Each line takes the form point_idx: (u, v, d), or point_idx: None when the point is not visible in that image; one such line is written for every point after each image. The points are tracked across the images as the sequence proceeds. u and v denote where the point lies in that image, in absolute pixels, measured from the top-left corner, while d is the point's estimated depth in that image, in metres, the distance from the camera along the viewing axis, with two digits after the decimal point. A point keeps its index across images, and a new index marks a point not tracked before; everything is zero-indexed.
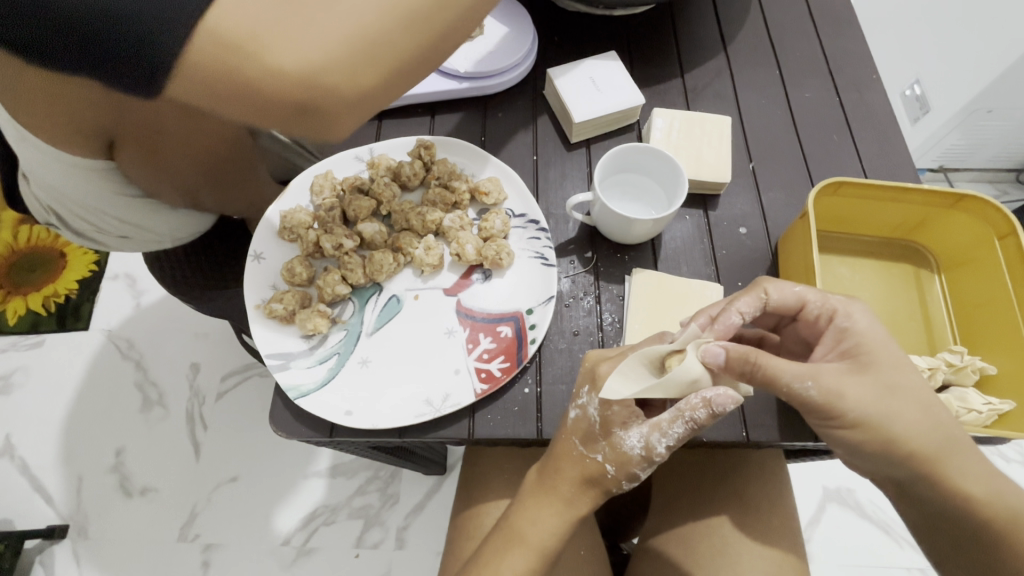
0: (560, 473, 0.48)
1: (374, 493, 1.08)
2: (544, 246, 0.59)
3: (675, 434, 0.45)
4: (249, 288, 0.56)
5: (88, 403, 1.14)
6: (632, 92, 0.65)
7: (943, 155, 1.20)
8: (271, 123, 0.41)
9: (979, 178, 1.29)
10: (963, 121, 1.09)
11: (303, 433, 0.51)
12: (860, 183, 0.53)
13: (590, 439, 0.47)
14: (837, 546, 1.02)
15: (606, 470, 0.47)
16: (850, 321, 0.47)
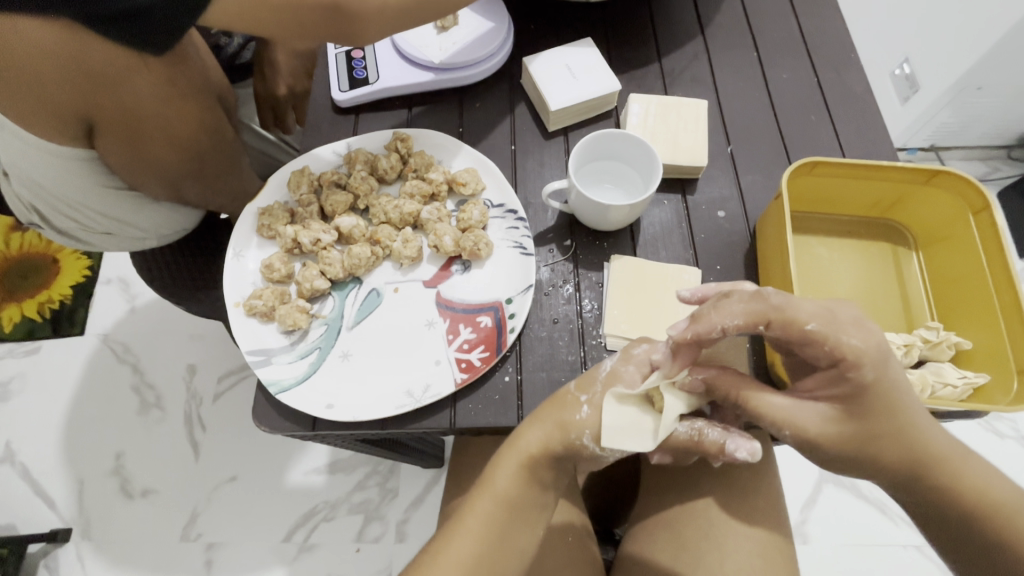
0: (541, 424, 0.48)
1: (373, 488, 1.09)
2: (522, 235, 0.59)
3: (677, 431, 0.46)
4: (229, 286, 0.56)
5: (87, 408, 1.14)
6: (608, 78, 0.65)
7: (933, 135, 1.18)
8: (309, 27, 0.55)
9: (970, 156, 1.28)
10: (952, 100, 1.05)
11: (286, 428, 0.52)
12: (833, 161, 0.53)
13: (589, 381, 0.48)
14: (834, 526, 1.03)
15: (582, 427, 0.46)
16: (857, 371, 0.40)
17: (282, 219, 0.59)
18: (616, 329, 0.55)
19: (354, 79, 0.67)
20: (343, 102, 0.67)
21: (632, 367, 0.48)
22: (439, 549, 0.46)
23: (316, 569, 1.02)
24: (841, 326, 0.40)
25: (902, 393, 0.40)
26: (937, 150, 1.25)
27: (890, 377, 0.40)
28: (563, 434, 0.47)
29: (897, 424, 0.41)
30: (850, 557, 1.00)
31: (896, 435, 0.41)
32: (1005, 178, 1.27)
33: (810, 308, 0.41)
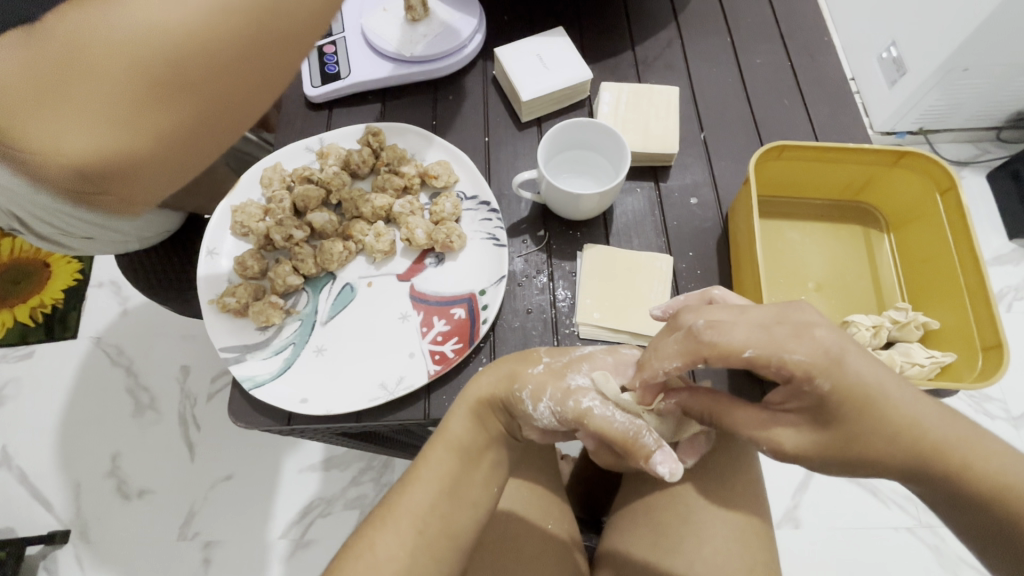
0: (496, 372, 0.48)
1: (367, 483, 1.10)
2: (495, 227, 0.59)
3: (611, 418, 0.44)
4: (203, 284, 0.56)
5: (82, 411, 1.15)
6: (580, 67, 0.65)
7: (923, 117, 1.14)
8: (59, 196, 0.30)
9: (958, 139, 1.27)
10: (941, 80, 1.03)
11: (262, 423, 0.52)
12: (802, 145, 0.53)
13: (560, 351, 0.49)
14: (825, 510, 1.03)
15: (526, 382, 0.46)
16: (812, 384, 0.37)
17: (255, 216, 0.59)
18: (588, 317, 0.55)
19: (327, 74, 0.67)
20: (315, 97, 0.67)
21: (614, 360, 0.48)
22: (394, 501, 0.44)
23: (311, 566, 1.03)
24: (780, 344, 0.37)
25: (867, 384, 0.36)
26: (927, 133, 1.23)
27: (846, 373, 0.36)
28: (510, 384, 0.47)
29: (863, 414, 0.36)
30: (841, 540, 1.01)
31: (858, 423, 0.37)
32: (994, 160, 1.27)
33: (744, 333, 0.38)
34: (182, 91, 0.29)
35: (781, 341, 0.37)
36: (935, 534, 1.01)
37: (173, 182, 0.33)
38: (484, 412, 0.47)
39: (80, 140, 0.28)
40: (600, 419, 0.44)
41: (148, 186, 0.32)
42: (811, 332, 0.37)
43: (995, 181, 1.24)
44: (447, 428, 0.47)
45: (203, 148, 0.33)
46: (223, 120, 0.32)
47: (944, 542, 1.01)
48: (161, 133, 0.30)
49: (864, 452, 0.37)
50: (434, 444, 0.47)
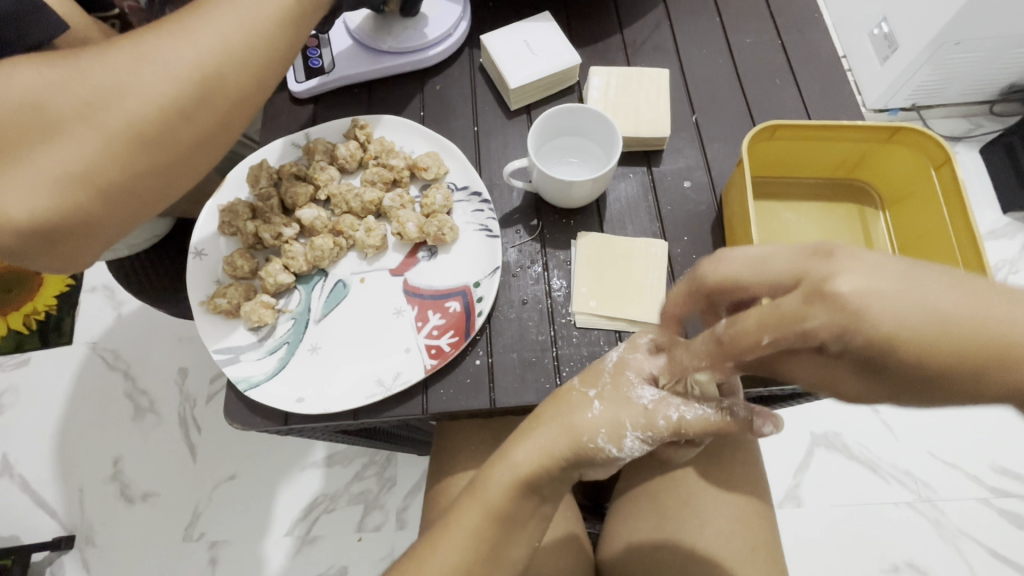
0: (541, 434, 0.45)
1: (371, 478, 1.10)
2: (487, 217, 0.58)
3: (703, 413, 0.43)
4: (193, 286, 0.56)
5: (81, 416, 1.14)
6: (567, 52, 0.64)
7: (915, 93, 1.14)
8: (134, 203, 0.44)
9: (951, 114, 1.26)
10: (932, 56, 1.03)
11: (258, 424, 0.52)
12: (794, 124, 0.52)
13: (595, 374, 0.47)
14: (826, 488, 1.04)
15: (595, 429, 0.44)
16: (842, 340, 0.31)
17: (243, 215, 0.58)
18: (584, 306, 0.54)
19: (310, 68, 0.66)
20: (299, 93, 0.66)
21: (642, 355, 0.47)
22: None
23: (318, 562, 1.03)
24: (793, 314, 0.32)
25: (908, 324, 0.30)
26: (920, 110, 1.22)
27: (876, 320, 0.30)
28: (573, 442, 0.44)
29: (916, 345, 0.30)
30: (843, 518, 1.02)
31: (912, 370, 0.30)
32: (988, 134, 1.26)
33: (759, 315, 0.33)
34: (130, 137, 0.41)
35: (798, 309, 0.31)
36: (935, 508, 1.02)
37: (138, 212, 0.45)
38: (539, 477, 0.45)
39: (42, 195, 0.39)
40: (694, 419, 0.43)
41: (96, 233, 0.44)
42: (830, 290, 0.31)
43: (988, 155, 1.23)
44: (485, 490, 0.45)
45: (154, 186, 0.45)
46: (196, 151, 0.46)
47: (945, 515, 1.02)
48: (98, 185, 0.41)
49: (959, 384, 0.30)
50: (470, 505, 0.45)
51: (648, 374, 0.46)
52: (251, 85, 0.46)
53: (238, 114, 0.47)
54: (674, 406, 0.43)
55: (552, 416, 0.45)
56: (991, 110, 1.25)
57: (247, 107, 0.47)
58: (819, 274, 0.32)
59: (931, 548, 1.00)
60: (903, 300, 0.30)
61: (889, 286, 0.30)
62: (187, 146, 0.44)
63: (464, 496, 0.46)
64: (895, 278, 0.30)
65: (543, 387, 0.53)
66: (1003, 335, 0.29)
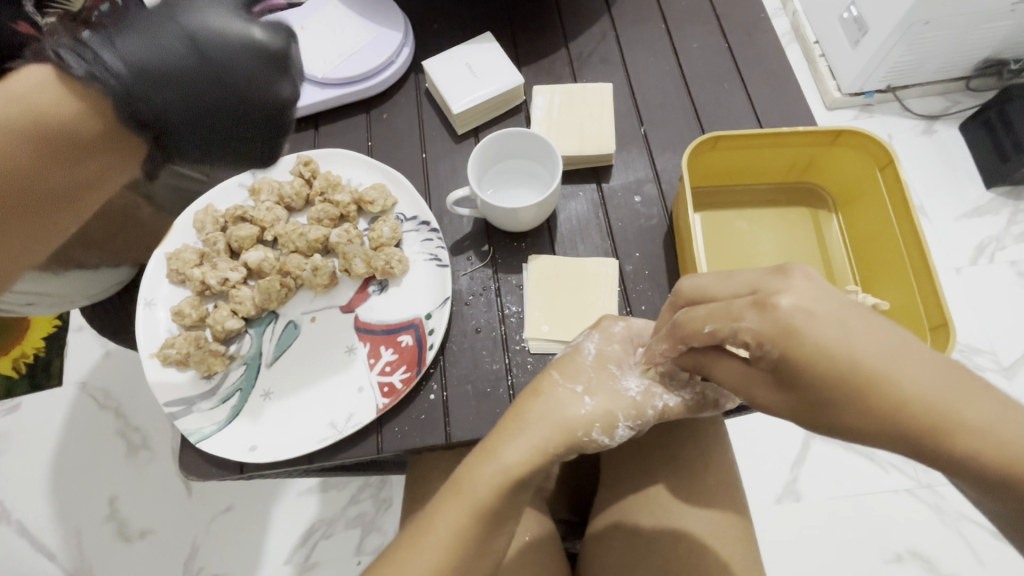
0: (533, 428, 0.45)
1: (366, 500, 1.09)
2: (437, 247, 0.58)
3: (681, 400, 0.47)
4: (142, 338, 0.55)
5: (74, 457, 1.13)
6: (510, 73, 0.64)
7: (890, 73, 1.13)
8: None
9: (929, 92, 1.23)
10: (903, 37, 1.01)
11: (214, 474, 0.51)
12: (735, 134, 0.51)
13: (577, 369, 0.47)
14: (824, 481, 1.03)
15: (589, 422, 0.45)
16: (765, 346, 0.33)
17: (189, 262, 0.57)
18: (537, 331, 0.54)
19: None
20: None
21: (620, 346, 0.49)
22: None
23: None
24: (733, 313, 0.34)
25: (827, 348, 0.31)
26: (896, 91, 1.21)
27: (800, 336, 0.32)
28: (567, 432, 0.45)
29: (816, 368, 0.32)
30: (842, 510, 1.01)
31: (814, 388, 0.32)
32: (965, 110, 1.23)
33: (708, 309, 0.36)
34: None
35: (740, 313, 0.34)
36: (935, 493, 1.01)
37: None
38: (528, 476, 0.44)
39: None
40: (675, 406, 0.47)
41: None
42: (773, 301, 0.33)
43: (969, 132, 1.21)
44: (470, 484, 0.43)
45: None
46: None
47: (945, 500, 1.00)
48: None
49: (849, 420, 0.32)
50: (451, 500, 0.43)
51: (627, 364, 0.48)
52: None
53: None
54: (658, 394, 0.47)
55: (545, 408, 0.45)
56: (968, 85, 1.22)
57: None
58: (772, 286, 0.34)
59: (932, 535, 0.99)
60: (827, 324, 0.32)
61: (826, 312, 0.32)
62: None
63: (441, 500, 0.43)
64: (833, 307, 0.32)
65: (497, 417, 0.52)
66: (908, 385, 0.30)
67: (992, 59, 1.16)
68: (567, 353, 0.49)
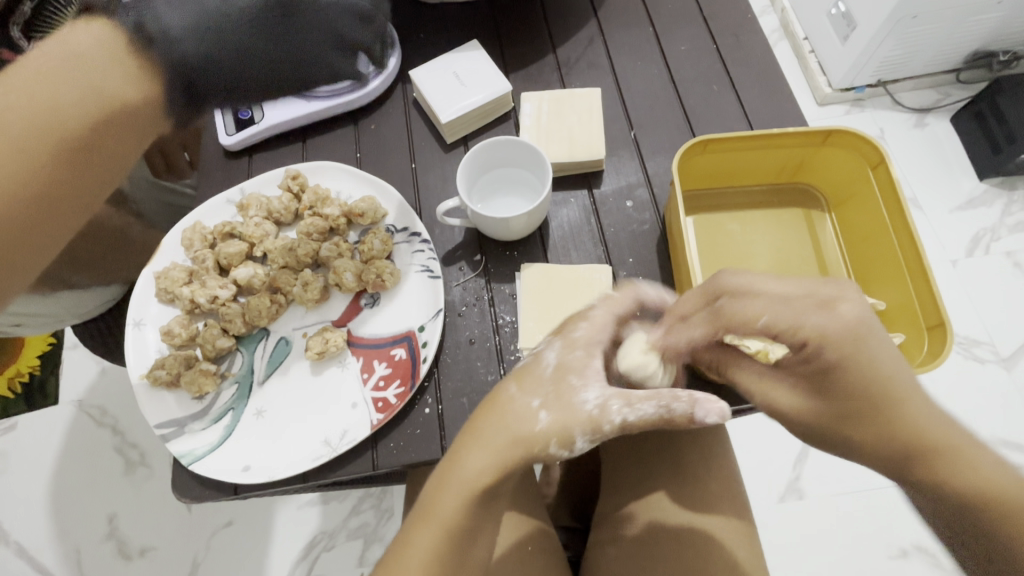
0: (489, 447, 0.42)
1: (368, 511, 1.08)
2: (429, 258, 0.57)
3: (646, 414, 0.42)
4: (132, 359, 0.54)
5: (73, 475, 1.12)
6: (497, 80, 0.63)
7: (880, 68, 1.13)
8: None
9: (919, 86, 1.23)
10: (892, 31, 1.01)
11: (207, 496, 0.51)
12: (724, 137, 0.51)
13: (533, 381, 0.44)
14: (828, 477, 1.02)
15: (546, 437, 0.42)
16: (814, 351, 0.38)
17: (178, 281, 0.56)
18: (532, 342, 0.53)
19: (240, 120, 0.65)
20: (231, 146, 0.65)
21: (580, 354, 0.46)
22: None
23: None
24: (799, 311, 0.38)
25: (871, 364, 0.37)
26: (886, 85, 1.21)
27: (853, 353, 0.37)
28: (523, 450, 0.42)
29: (852, 379, 0.37)
30: (848, 508, 1.00)
31: (848, 390, 0.38)
32: (957, 103, 1.23)
33: (764, 302, 0.39)
34: None
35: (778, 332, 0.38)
36: None
37: None
38: (495, 487, 0.41)
39: None
40: (639, 419, 0.42)
41: None
42: (838, 305, 0.38)
43: (960, 124, 1.21)
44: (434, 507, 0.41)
45: None
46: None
47: None
48: None
49: (859, 429, 0.38)
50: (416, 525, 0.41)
51: (589, 373, 0.45)
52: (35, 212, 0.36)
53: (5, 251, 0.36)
54: (617, 409, 0.42)
55: (501, 422, 0.43)
56: (958, 78, 1.22)
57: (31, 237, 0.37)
58: (834, 295, 0.38)
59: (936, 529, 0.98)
60: (872, 341, 0.37)
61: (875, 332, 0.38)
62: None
63: (411, 525, 0.42)
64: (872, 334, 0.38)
65: None
66: (921, 406, 0.37)
67: (981, 51, 1.16)
68: (526, 367, 0.46)
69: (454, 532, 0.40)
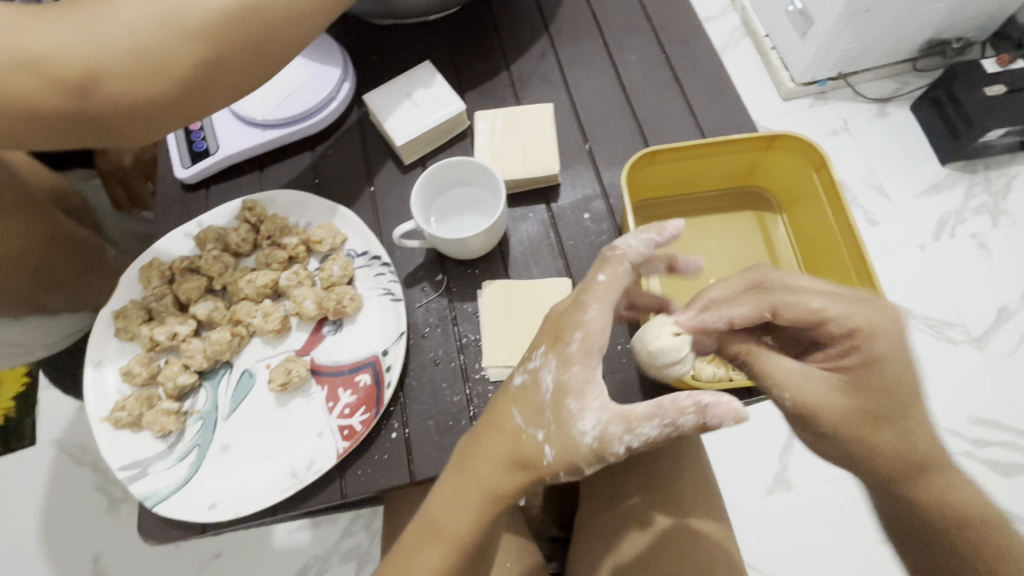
0: (469, 484, 0.43)
1: (359, 532, 1.07)
2: (390, 281, 0.57)
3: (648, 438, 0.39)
4: (92, 402, 0.53)
5: (56, 517, 1.10)
6: (451, 100, 0.64)
7: (839, 61, 1.15)
8: (151, 118, 0.48)
9: (879, 76, 1.24)
10: (847, 24, 1.03)
11: (174, 537, 0.50)
12: (670, 148, 0.52)
13: (535, 411, 0.42)
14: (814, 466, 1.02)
15: (552, 468, 0.41)
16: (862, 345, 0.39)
17: (137, 319, 0.56)
18: (496, 359, 0.54)
19: (195, 152, 0.65)
20: (188, 179, 0.65)
21: (580, 375, 0.41)
22: None
23: None
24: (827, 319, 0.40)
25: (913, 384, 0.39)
26: (847, 77, 1.23)
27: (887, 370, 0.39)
28: (529, 470, 0.42)
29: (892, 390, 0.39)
30: (837, 495, 1.00)
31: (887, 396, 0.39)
32: (915, 91, 1.24)
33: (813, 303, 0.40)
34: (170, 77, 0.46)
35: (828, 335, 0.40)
36: None
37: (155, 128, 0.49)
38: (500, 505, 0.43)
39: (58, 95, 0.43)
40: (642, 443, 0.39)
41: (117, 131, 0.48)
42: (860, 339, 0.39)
43: (919, 112, 1.22)
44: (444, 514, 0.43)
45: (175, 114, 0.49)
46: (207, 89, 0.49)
47: None
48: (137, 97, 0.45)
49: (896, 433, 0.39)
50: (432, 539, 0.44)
51: (588, 398, 0.41)
52: (204, 85, 0.48)
53: (177, 109, 0.48)
54: (618, 437, 0.39)
55: (496, 458, 0.42)
56: (915, 66, 1.24)
57: (194, 105, 0.49)
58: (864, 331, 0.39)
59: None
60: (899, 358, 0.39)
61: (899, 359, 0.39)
62: (106, 121, 0.46)
63: (414, 536, 0.46)
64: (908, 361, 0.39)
65: None
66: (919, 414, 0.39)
67: (935, 39, 1.18)
68: (523, 390, 0.43)
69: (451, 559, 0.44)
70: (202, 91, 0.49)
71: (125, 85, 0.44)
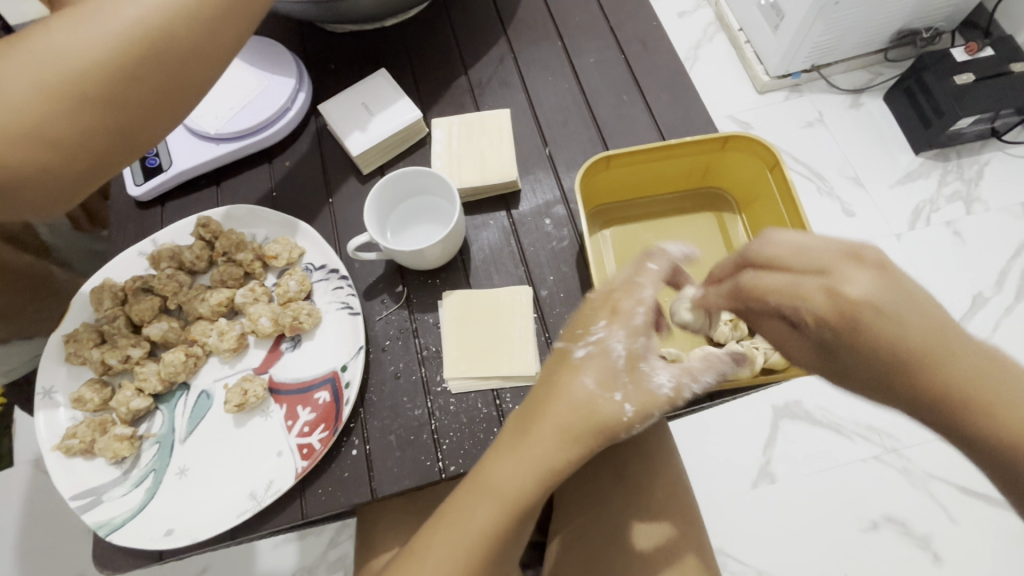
0: (519, 462, 0.43)
1: (346, 542, 1.05)
2: (348, 294, 0.56)
3: (706, 381, 0.45)
4: (43, 430, 0.52)
5: (34, 540, 1.07)
6: (407, 108, 0.63)
7: (812, 53, 1.16)
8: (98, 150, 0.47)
9: (852, 67, 1.25)
10: (817, 15, 1.03)
11: (131, 565, 0.49)
12: (623, 151, 0.52)
13: (611, 375, 0.44)
14: (797, 458, 1.02)
15: (631, 424, 0.44)
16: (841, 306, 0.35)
17: (88, 342, 0.55)
18: (456, 371, 0.53)
19: (148, 168, 0.63)
20: (141, 196, 0.63)
21: (643, 343, 0.45)
22: None
23: None
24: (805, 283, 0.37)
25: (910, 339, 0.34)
26: (819, 69, 1.24)
27: (876, 325, 0.35)
28: (603, 435, 0.44)
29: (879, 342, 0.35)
30: (820, 486, 1.00)
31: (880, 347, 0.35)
32: (887, 81, 1.25)
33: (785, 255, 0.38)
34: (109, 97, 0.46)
35: (828, 265, 0.36)
36: (901, 457, 1.01)
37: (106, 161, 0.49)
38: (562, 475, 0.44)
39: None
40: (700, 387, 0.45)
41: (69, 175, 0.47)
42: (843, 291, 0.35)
43: (892, 102, 1.23)
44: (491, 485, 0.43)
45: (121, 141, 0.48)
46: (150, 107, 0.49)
47: (912, 462, 1.00)
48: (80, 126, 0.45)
49: (906, 379, 0.35)
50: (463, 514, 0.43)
51: (655, 359, 0.45)
52: (125, 125, 0.48)
53: (109, 151, 0.48)
54: (688, 384, 0.45)
55: (558, 425, 0.43)
56: (887, 57, 1.25)
57: (139, 127, 0.49)
58: (840, 276, 0.36)
59: (906, 500, 0.98)
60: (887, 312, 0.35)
61: (889, 302, 0.35)
62: (40, 178, 0.45)
63: (462, 493, 0.44)
64: (896, 300, 0.35)
65: (422, 465, 0.51)
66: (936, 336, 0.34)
67: (905, 29, 1.19)
68: (590, 358, 0.45)
69: (510, 521, 0.43)
70: (131, 122, 0.48)
71: (41, 153, 0.44)
